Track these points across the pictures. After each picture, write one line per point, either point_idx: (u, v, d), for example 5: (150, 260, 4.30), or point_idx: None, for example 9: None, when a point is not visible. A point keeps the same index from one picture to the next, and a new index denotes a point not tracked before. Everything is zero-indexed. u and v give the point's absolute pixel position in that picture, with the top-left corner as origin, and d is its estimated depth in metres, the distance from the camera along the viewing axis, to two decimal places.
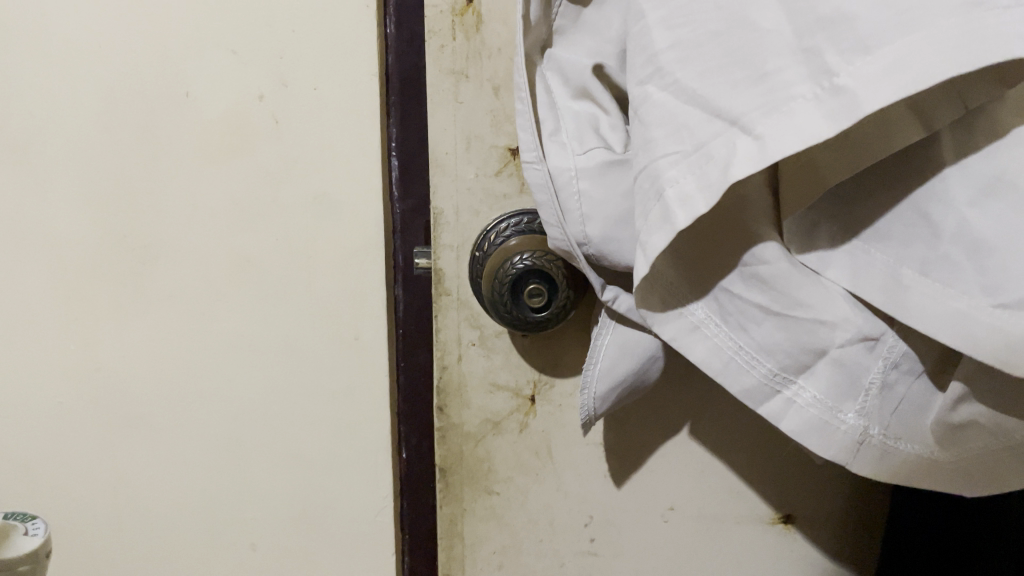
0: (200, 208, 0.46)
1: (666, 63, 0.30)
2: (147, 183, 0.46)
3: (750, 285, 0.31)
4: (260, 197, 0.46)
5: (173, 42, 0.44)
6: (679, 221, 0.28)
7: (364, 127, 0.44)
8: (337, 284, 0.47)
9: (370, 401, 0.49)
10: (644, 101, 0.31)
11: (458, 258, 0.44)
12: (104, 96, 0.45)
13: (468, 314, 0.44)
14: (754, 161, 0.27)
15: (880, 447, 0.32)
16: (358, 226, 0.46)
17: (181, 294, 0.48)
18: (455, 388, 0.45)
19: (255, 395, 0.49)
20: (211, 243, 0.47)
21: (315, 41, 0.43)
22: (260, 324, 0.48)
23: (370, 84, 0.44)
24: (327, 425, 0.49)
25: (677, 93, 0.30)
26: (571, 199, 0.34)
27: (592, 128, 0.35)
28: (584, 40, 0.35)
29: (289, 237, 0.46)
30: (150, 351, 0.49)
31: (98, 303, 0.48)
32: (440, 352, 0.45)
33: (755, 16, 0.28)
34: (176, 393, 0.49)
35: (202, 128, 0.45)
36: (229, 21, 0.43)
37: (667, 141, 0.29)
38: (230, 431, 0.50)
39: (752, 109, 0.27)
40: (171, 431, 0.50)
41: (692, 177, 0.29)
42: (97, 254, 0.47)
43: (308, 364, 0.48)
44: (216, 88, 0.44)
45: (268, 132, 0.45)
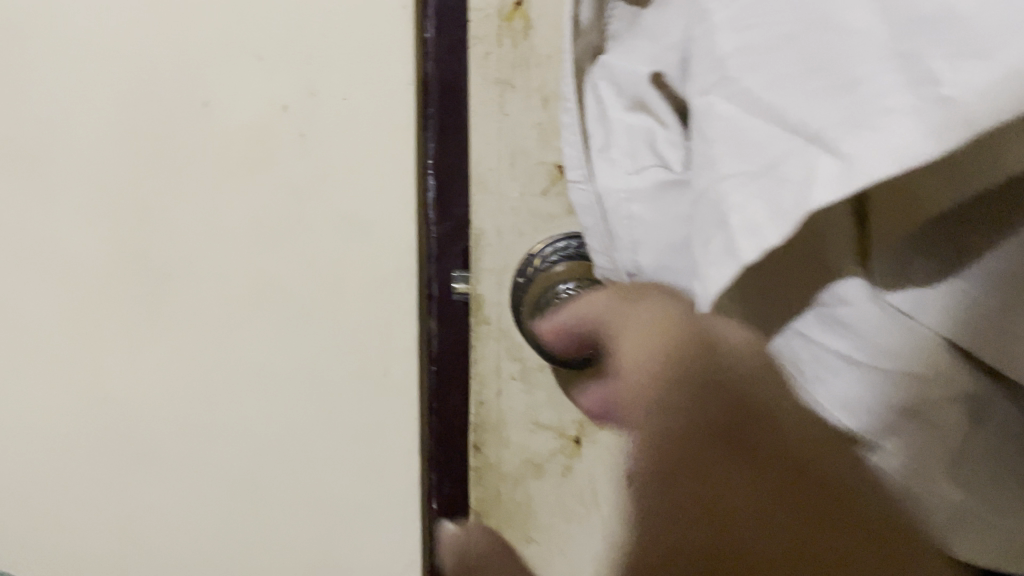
0: (218, 225, 0.44)
1: (731, 70, 0.26)
2: (164, 199, 0.44)
3: (828, 328, 0.27)
4: (283, 215, 0.44)
5: (198, 49, 0.42)
6: (746, 255, 0.25)
7: (399, 141, 0.42)
8: (365, 309, 0.44)
9: (400, 437, 0.45)
10: (705, 112, 0.27)
11: (501, 285, 0.44)
12: (124, 109, 0.44)
13: (509, 347, 0.46)
14: (836, 186, 0.23)
15: (984, 525, 0.27)
16: (389, 253, 0.43)
17: (199, 317, 0.46)
18: (492, 426, 0.47)
19: (277, 426, 0.47)
20: (234, 261, 0.45)
21: (346, 46, 0.42)
22: (284, 351, 0.45)
23: (407, 94, 0.42)
24: (353, 457, 0.46)
25: (742, 103, 0.25)
26: (621, 222, 0.31)
27: (647, 143, 0.31)
28: (642, 44, 0.31)
29: (313, 262, 0.44)
30: (171, 375, 0.47)
31: (113, 327, 0.46)
32: (479, 387, 0.47)
33: (839, 16, 0.24)
34: (192, 423, 0.47)
35: (223, 139, 0.43)
36: (258, 26, 0.42)
37: (732, 161, 0.25)
38: (247, 469, 0.47)
39: (834, 123, 0.23)
40: (184, 465, 0.48)
41: (763, 203, 0.24)
42: (111, 274, 0.46)
43: (333, 397, 0.46)
44: (241, 100, 0.43)
45: (293, 146, 0.43)
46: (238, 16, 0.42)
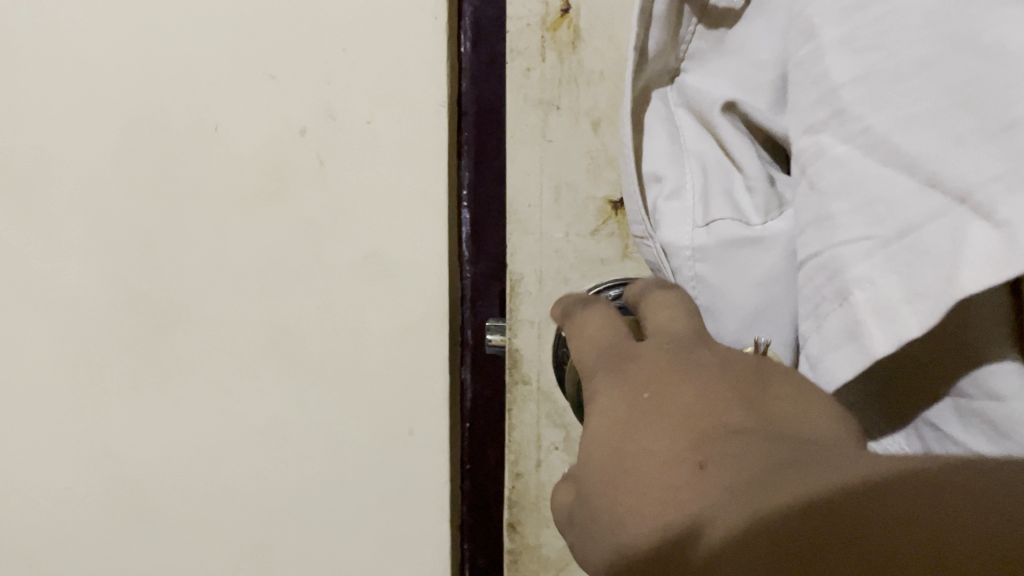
0: (227, 265, 0.40)
1: (849, 104, 0.20)
2: (166, 236, 0.40)
3: (970, 424, 0.22)
4: (299, 253, 0.39)
5: (201, 65, 0.38)
6: (878, 347, 0.19)
7: (430, 171, 0.37)
8: (391, 359, 0.40)
9: (427, 499, 0.42)
10: (815, 154, 0.21)
11: (541, 337, 0.35)
12: (121, 134, 0.39)
13: (551, 410, 0.36)
14: (988, 266, 0.17)
15: None
16: (421, 297, 0.39)
17: (207, 365, 0.42)
18: (530, 502, 0.37)
19: (292, 483, 0.43)
20: (245, 304, 0.40)
21: (369, 65, 0.36)
22: (301, 404, 0.42)
23: (438, 117, 0.37)
24: (378, 513, 0.43)
25: (865, 147, 0.20)
26: (685, 284, 0.26)
27: (720, 190, 0.25)
28: (728, 66, 0.25)
29: (333, 306, 0.40)
30: (177, 423, 0.43)
31: (114, 376, 0.43)
32: (514, 458, 0.37)
33: (997, 36, 0.18)
34: (199, 480, 0.44)
35: (232, 167, 0.39)
36: (266, 38, 0.37)
37: (852, 220, 0.20)
38: (260, 526, 0.44)
39: (990, 178, 0.17)
40: (193, 522, 0.45)
41: (895, 276, 0.19)
42: (111, 317, 0.42)
43: (354, 453, 0.42)
44: (251, 122, 0.38)
45: (312, 173, 0.38)
46: (246, 23, 0.37)
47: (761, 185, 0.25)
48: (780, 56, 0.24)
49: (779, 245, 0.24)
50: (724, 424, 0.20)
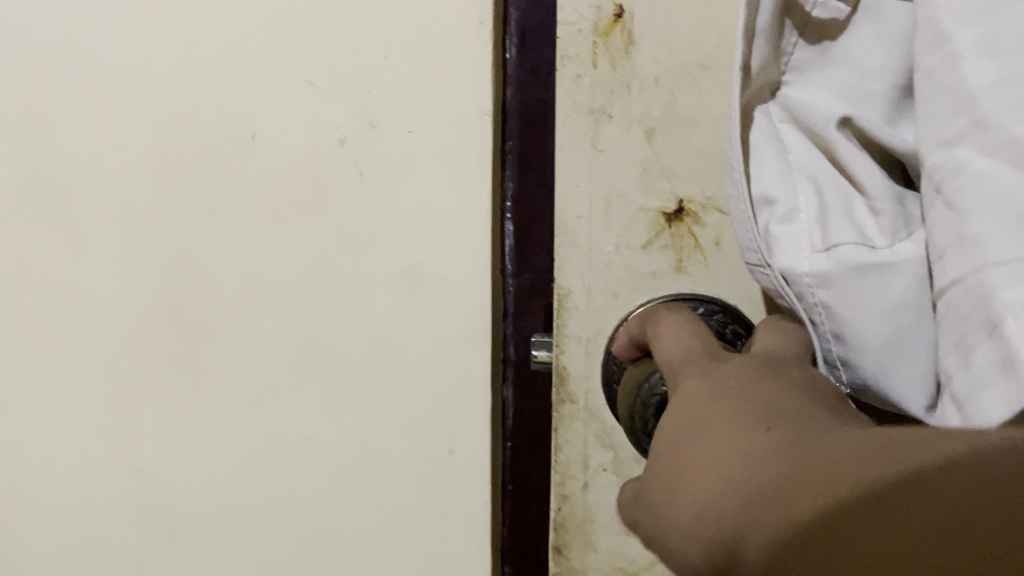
0: (262, 277, 0.41)
1: (989, 112, 0.21)
2: (200, 249, 0.41)
3: None
4: (336, 266, 0.40)
5: (240, 76, 0.39)
6: None
7: (477, 182, 0.38)
8: (430, 375, 0.40)
9: (465, 527, 0.42)
10: (953, 168, 0.22)
11: (588, 354, 0.35)
12: (155, 143, 0.40)
13: (598, 429, 0.35)
14: None
15: None
16: (464, 310, 0.40)
17: (237, 380, 0.42)
18: (577, 525, 0.36)
19: (321, 499, 0.43)
20: (279, 316, 0.41)
21: (415, 73, 0.38)
22: (332, 418, 0.42)
23: (481, 123, 0.38)
24: (413, 530, 0.42)
25: (1012, 157, 0.21)
26: (810, 308, 0.26)
27: (840, 211, 0.26)
28: (834, 78, 0.27)
29: (369, 318, 0.40)
30: (205, 441, 0.43)
31: (143, 392, 0.43)
32: (560, 479, 0.36)
33: None
34: (226, 498, 0.44)
35: (267, 176, 0.40)
36: (305, 47, 0.38)
37: (1013, 238, 0.20)
38: (288, 546, 0.44)
39: None
40: (217, 541, 0.45)
41: None
42: (140, 330, 0.42)
43: (386, 470, 0.42)
44: (290, 133, 0.39)
45: (352, 181, 0.39)
46: (289, 35, 0.38)
47: (886, 207, 0.25)
48: (886, 64, 0.26)
49: (906, 267, 0.24)
50: (759, 437, 0.19)
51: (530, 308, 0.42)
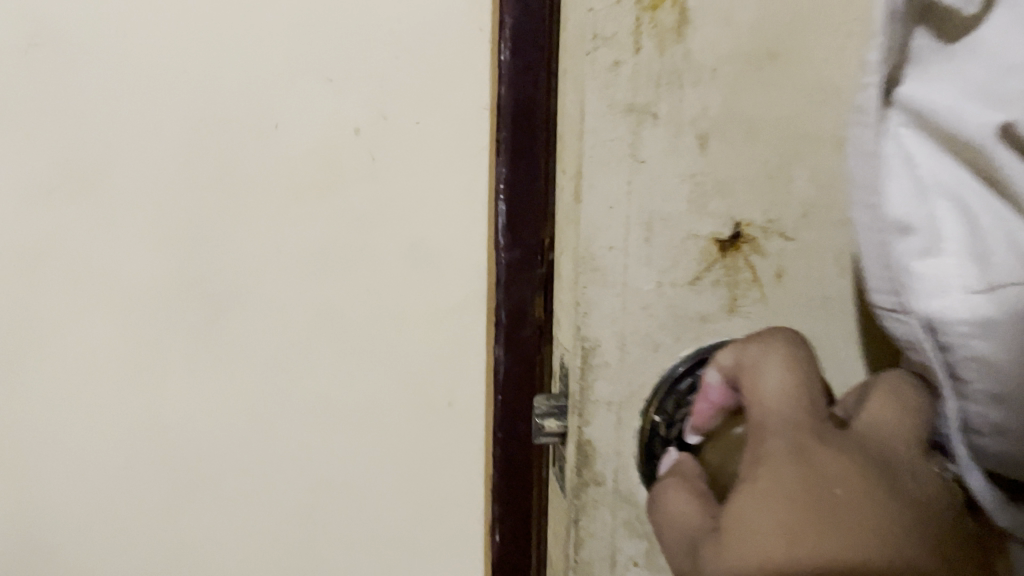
0: (269, 253, 0.43)
1: None
2: (216, 224, 0.42)
3: None
4: (348, 244, 0.43)
5: (259, 63, 0.41)
6: None
7: (471, 163, 0.43)
8: (429, 346, 0.45)
9: (466, 461, 0.46)
10: None
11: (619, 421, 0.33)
12: (180, 118, 0.41)
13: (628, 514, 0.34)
14: None
15: None
16: (460, 282, 0.44)
17: (252, 349, 0.44)
18: None
19: (340, 469, 0.46)
20: (290, 290, 0.43)
21: (421, 65, 0.42)
22: (347, 386, 0.45)
23: (480, 115, 0.43)
24: (419, 479, 0.46)
25: None
26: (956, 359, 0.23)
27: (991, 244, 0.22)
28: (958, 75, 0.23)
29: (376, 293, 0.44)
30: (220, 412, 0.45)
31: (163, 360, 0.44)
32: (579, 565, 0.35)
33: None
34: (238, 469, 0.46)
35: (288, 165, 0.42)
36: (330, 46, 0.41)
37: None
38: (290, 521, 0.46)
39: None
40: (217, 526, 0.47)
41: None
42: (160, 297, 0.43)
43: (393, 435, 0.46)
44: (304, 122, 0.42)
45: (364, 165, 0.42)
46: (306, 30, 0.41)
47: None
48: None
49: None
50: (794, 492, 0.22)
51: (520, 291, 0.45)
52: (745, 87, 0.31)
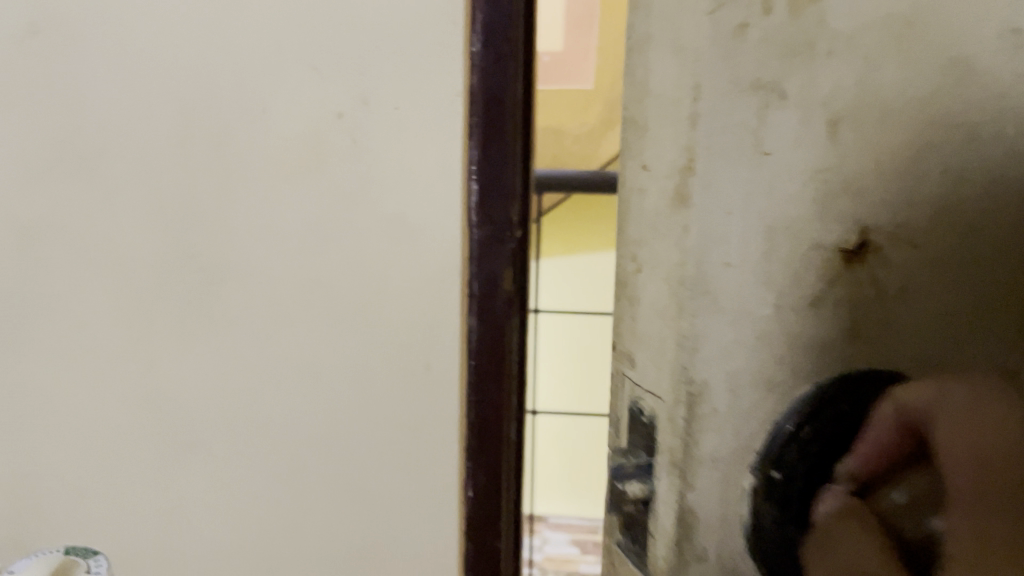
0: (280, 203, 0.62)
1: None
2: (231, 184, 0.62)
3: None
4: (339, 200, 0.61)
5: (262, 58, 0.59)
6: None
7: (447, 148, 0.60)
8: (414, 284, 0.63)
9: (444, 373, 0.64)
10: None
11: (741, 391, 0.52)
12: (202, 109, 0.61)
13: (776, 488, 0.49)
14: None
15: None
16: (433, 238, 0.62)
17: (269, 271, 0.64)
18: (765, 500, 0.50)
19: (341, 361, 0.65)
20: (283, 226, 0.62)
21: (394, 69, 0.59)
22: (337, 298, 0.64)
23: (452, 102, 0.59)
24: (403, 377, 0.65)
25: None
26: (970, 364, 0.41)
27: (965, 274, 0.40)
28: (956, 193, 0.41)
29: (367, 237, 0.62)
30: (249, 317, 0.65)
31: (193, 276, 0.64)
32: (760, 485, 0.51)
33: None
34: (260, 358, 0.66)
35: (281, 132, 0.61)
36: (312, 43, 0.59)
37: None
38: (312, 402, 0.66)
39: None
40: (252, 399, 0.67)
41: None
42: (186, 230, 0.64)
43: (383, 340, 0.64)
44: (296, 102, 0.60)
45: (348, 145, 0.60)
46: (305, 36, 0.59)
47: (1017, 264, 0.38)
48: None
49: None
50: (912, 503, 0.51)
51: (489, 264, 0.63)
52: (886, 65, 0.50)
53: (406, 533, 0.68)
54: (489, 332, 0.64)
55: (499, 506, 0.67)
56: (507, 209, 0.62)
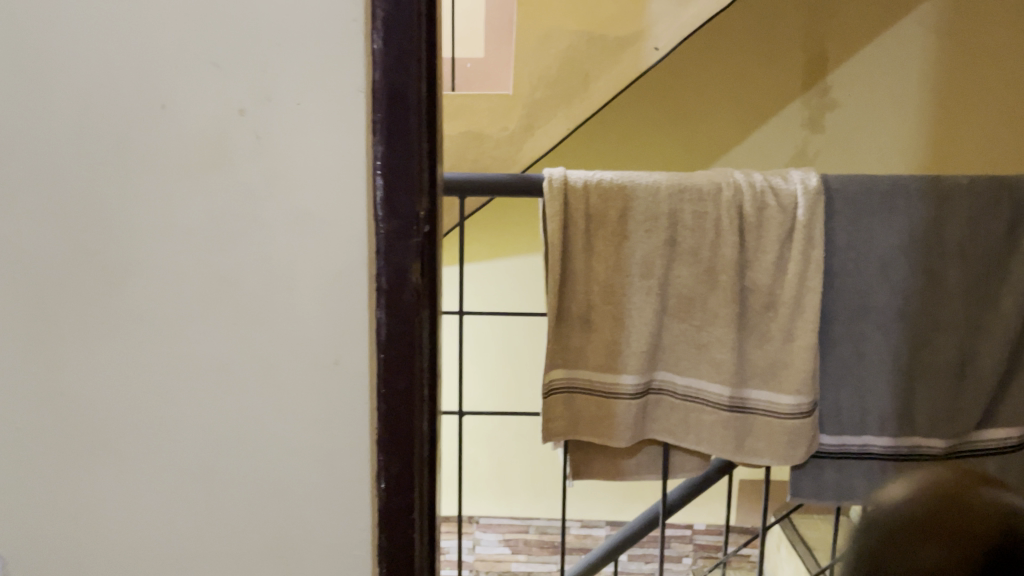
0: (183, 199, 0.63)
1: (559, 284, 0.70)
2: (134, 182, 0.63)
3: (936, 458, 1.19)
4: (243, 195, 0.63)
5: (164, 55, 0.61)
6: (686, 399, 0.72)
7: (351, 143, 0.62)
8: (322, 276, 0.65)
9: (354, 364, 0.67)
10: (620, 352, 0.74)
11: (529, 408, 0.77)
12: (102, 107, 0.62)
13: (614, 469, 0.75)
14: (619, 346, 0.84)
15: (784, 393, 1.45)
16: (339, 231, 0.64)
17: (174, 268, 0.64)
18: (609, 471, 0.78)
19: (250, 357, 0.66)
20: (187, 222, 0.64)
21: (294, 65, 0.61)
22: (244, 294, 0.65)
23: (357, 97, 0.62)
24: (312, 370, 0.66)
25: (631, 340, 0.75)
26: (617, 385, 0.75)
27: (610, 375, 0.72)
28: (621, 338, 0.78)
29: (274, 232, 0.64)
30: (154, 314, 0.65)
31: (96, 275, 0.65)
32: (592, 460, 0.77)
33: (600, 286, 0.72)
34: (166, 355, 0.66)
35: (183, 128, 0.62)
36: (213, 42, 0.60)
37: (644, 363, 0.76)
38: (221, 397, 0.67)
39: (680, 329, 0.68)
40: (159, 397, 0.67)
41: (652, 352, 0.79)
42: (89, 230, 0.64)
43: (291, 334, 0.66)
44: (198, 100, 0.61)
45: (250, 140, 0.62)
46: (205, 34, 0.60)
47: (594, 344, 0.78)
48: None
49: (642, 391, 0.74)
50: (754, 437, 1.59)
51: (398, 257, 0.66)
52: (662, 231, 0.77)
53: (319, 525, 0.70)
54: (398, 324, 0.67)
55: (411, 495, 0.70)
56: (412, 203, 0.65)
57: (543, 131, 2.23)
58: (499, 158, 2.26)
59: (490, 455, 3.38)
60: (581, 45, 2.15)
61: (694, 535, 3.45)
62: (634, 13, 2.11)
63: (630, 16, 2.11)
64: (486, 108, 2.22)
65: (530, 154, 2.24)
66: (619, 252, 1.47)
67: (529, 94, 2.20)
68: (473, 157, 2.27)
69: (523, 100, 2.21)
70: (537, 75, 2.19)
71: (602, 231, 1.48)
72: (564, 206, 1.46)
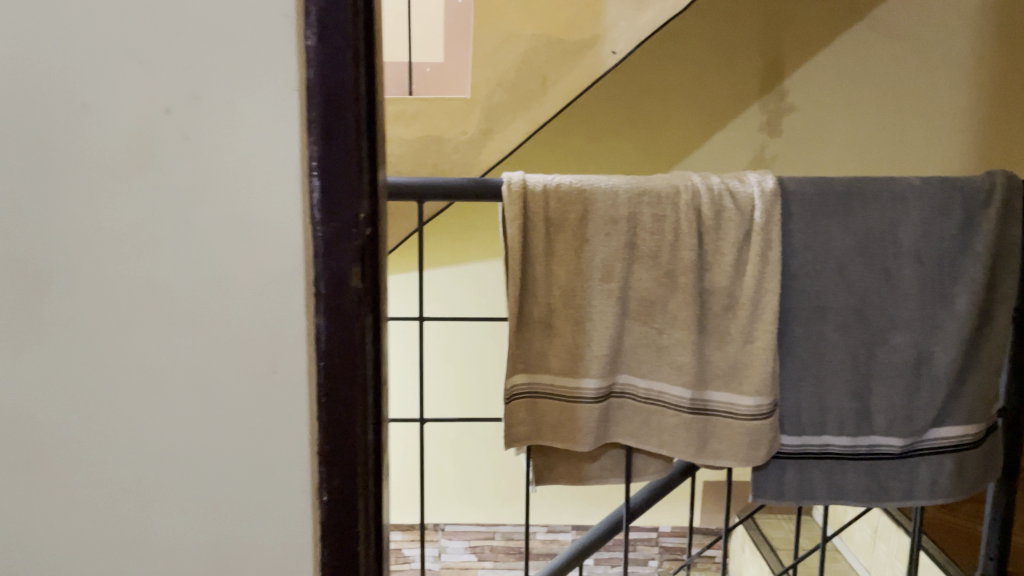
0: (105, 202, 0.60)
1: None
2: (50, 178, 0.60)
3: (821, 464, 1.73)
4: (171, 198, 0.61)
5: (83, 51, 0.58)
6: None
7: (285, 143, 0.61)
8: (257, 283, 0.63)
9: (291, 372, 0.64)
10: None
11: None
12: (17, 108, 0.59)
13: None
14: None
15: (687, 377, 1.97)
16: (273, 234, 0.62)
17: (97, 276, 0.62)
18: None
19: (182, 367, 0.64)
20: (110, 226, 0.61)
21: (224, 62, 0.59)
22: (174, 302, 0.62)
23: (291, 96, 0.60)
24: (248, 378, 0.64)
25: None
26: None
27: None
28: None
29: (205, 237, 0.61)
30: (78, 325, 0.63)
31: (12, 283, 0.62)
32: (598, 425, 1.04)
33: None
34: (92, 365, 0.63)
35: (105, 129, 0.59)
36: (137, 41, 0.58)
37: None
38: (151, 411, 0.64)
39: None
40: (85, 411, 0.64)
41: None
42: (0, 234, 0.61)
43: (224, 343, 0.63)
44: (124, 100, 0.59)
45: (178, 140, 0.60)
46: (128, 33, 0.58)
47: None
48: None
49: None
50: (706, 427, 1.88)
51: (336, 261, 0.64)
52: None
53: (260, 541, 0.67)
54: (339, 330, 0.65)
55: (354, 506, 0.68)
56: (351, 205, 0.64)
57: (502, 136, 2.21)
58: (458, 163, 2.24)
59: (455, 462, 3.35)
60: (538, 47, 2.14)
61: (660, 537, 3.46)
62: (591, 17, 2.10)
63: (588, 19, 2.11)
64: (444, 112, 2.20)
65: (489, 159, 2.22)
66: (579, 254, 1.84)
67: (487, 98, 2.19)
68: (432, 161, 2.24)
69: (482, 104, 2.19)
70: (495, 79, 2.17)
71: (560, 236, 1.84)
72: (525, 209, 1.82)
